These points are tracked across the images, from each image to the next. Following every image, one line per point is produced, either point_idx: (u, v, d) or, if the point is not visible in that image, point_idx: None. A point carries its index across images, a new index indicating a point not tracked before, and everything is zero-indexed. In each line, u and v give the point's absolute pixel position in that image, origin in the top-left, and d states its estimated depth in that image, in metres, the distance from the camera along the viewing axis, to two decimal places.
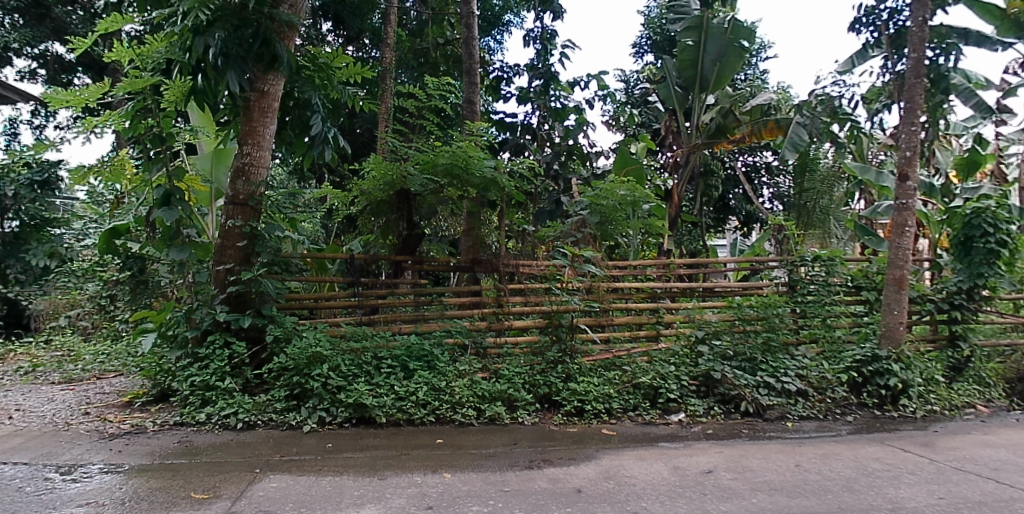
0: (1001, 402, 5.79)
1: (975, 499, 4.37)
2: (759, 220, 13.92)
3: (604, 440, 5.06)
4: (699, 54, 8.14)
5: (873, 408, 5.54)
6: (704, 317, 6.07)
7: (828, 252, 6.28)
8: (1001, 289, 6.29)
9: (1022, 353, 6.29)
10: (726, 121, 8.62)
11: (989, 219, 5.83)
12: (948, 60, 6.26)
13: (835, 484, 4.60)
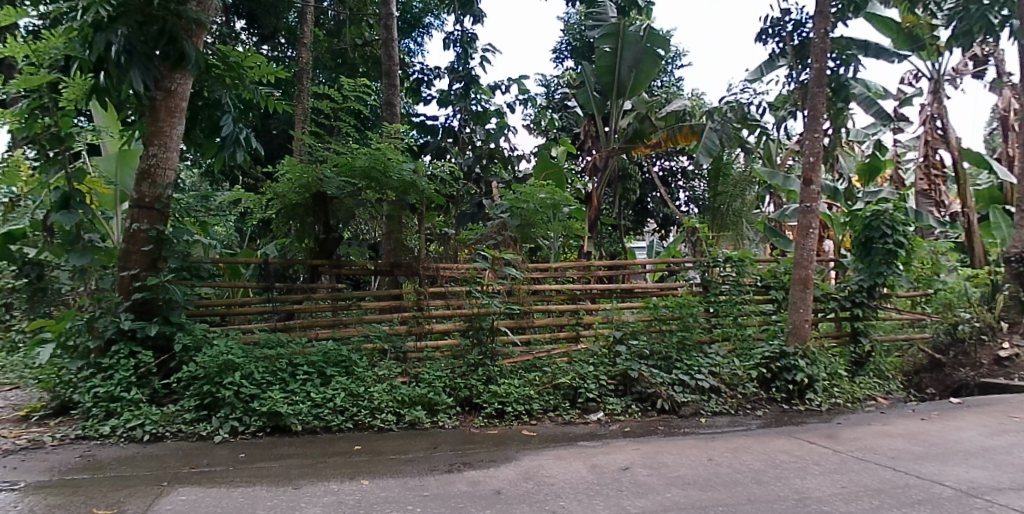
0: (898, 393, 6.15)
1: (873, 487, 4.65)
2: (675, 223, 14.26)
3: (525, 442, 5.12)
4: (616, 60, 8.24)
5: (781, 402, 5.76)
6: (622, 317, 6.17)
7: (739, 252, 6.48)
8: (898, 288, 6.73)
9: (918, 346, 6.76)
10: (643, 126, 8.92)
11: (887, 221, 6.15)
12: (848, 70, 6.26)
13: (745, 477, 4.80)
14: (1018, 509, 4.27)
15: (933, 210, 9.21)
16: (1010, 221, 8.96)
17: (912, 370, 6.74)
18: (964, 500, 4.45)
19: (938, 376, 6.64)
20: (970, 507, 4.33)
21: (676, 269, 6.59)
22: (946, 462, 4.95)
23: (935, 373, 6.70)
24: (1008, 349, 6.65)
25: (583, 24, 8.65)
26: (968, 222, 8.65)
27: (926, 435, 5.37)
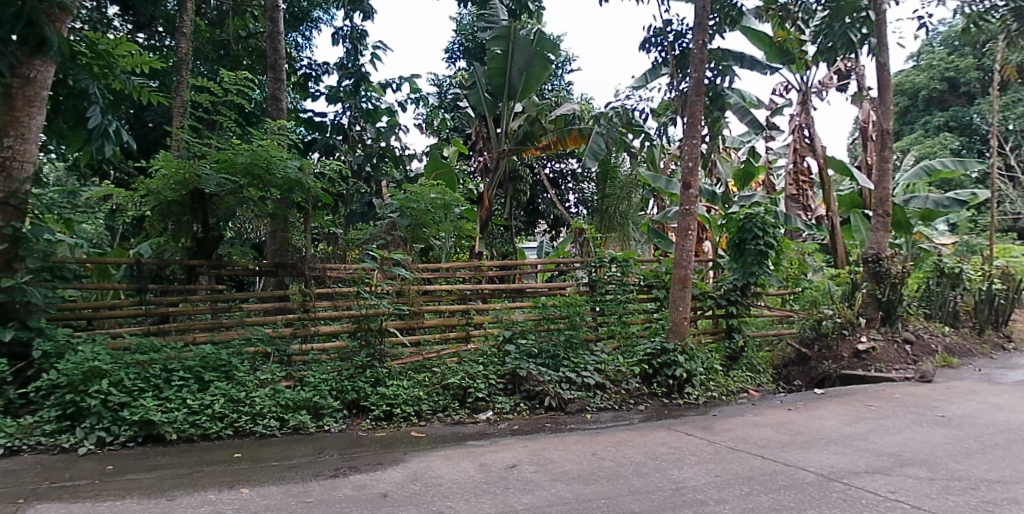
0: (768, 386, 6.59)
1: (744, 474, 4.94)
2: (564, 225, 14.41)
3: (413, 443, 5.11)
4: (506, 63, 8.32)
5: (661, 396, 6.00)
6: (512, 317, 6.29)
7: (624, 253, 6.72)
8: (770, 287, 7.41)
9: (786, 341, 7.33)
10: (533, 129, 9.11)
11: (758, 224, 6.56)
12: (723, 81, 6.49)
13: (627, 469, 4.99)
14: (871, 490, 4.65)
15: (803, 213, 9.87)
16: (867, 224, 9.98)
17: (781, 364, 7.20)
18: (825, 484, 4.79)
19: (804, 368, 7.13)
20: (830, 490, 4.66)
21: (563, 269, 6.74)
22: (809, 449, 5.31)
23: (801, 365, 7.18)
24: (864, 341, 7.16)
25: (475, 26, 8.54)
26: (831, 225, 9.55)
27: (791, 423, 5.74)
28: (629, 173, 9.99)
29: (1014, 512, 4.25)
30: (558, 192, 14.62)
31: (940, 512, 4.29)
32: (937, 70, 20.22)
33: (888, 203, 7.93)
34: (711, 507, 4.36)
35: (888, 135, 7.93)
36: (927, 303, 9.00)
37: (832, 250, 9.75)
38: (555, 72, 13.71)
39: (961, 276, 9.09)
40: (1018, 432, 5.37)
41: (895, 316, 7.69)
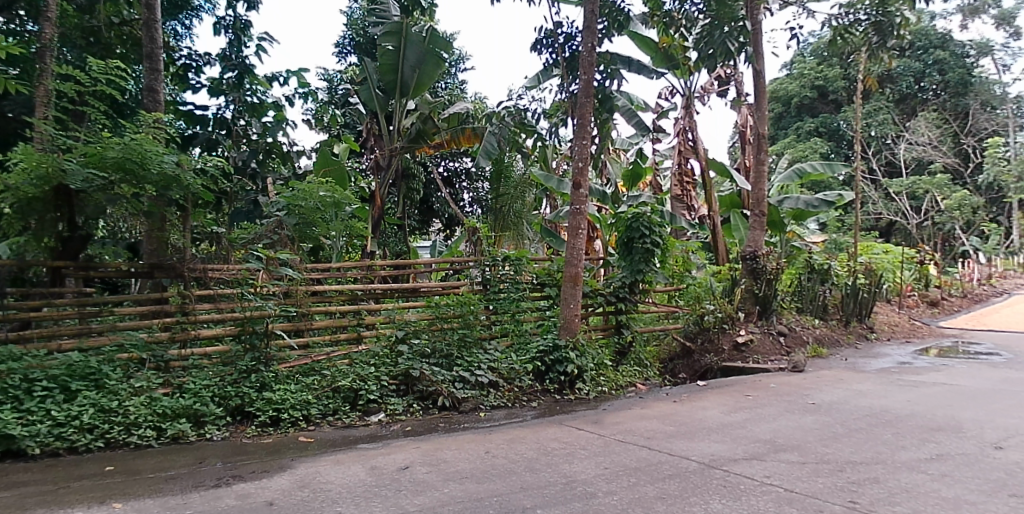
0: (654, 380, 6.92)
1: (631, 466, 5.11)
2: (459, 223, 14.20)
3: (302, 449, 5.00)
4: (398, 59, 8.28)
5: (554, 392, 6.19)
6: (404, 317, 6.27)
7: (517, 252, 6.85)
8: (657, 284, 7.66)
9: (672, 335, 7.75)
10: (425, 126, 9.34)
11: (645, 223, 6.91)
12: (612, 84, 6.68)
13: (519, 466, 5.06)
14: (749, 476, 4.91)
15: (685, 213, 10.19)
16: (746, 223, 10.30)
17: (667, 357, 7.68)
18: (707, 472, 5.01)
19: (688, 361, 7.52)
20: (711, 478, 4.89)
21: (456, 268, 6.79)
22: (692, 439, 5.54)
23: (686, 358, 7.59)
24: (743, 335, 7.60)
25: (365, 20, 8.48)
26: (713, 225, 9.90)
27: (676, 414, 6.00)
28: (522, 172, 10.30)
29: (873, 490, 4.60)
30: (452, 191, 14.44)
31: (809, 494, 4.58)
32: (808, 78, 23.28)
33: (765, 204, 8.38)
34: (600, 499, 4.48)
35: (763, 140, 8.41)
36: (798, 298, 9.55)
37: (714, 249, 10.09)
38: (449, 69, 13.38)
39: (828, 272, 9.75)
40: (879, 415, 5.81)
41: (770, 310, 8.29)
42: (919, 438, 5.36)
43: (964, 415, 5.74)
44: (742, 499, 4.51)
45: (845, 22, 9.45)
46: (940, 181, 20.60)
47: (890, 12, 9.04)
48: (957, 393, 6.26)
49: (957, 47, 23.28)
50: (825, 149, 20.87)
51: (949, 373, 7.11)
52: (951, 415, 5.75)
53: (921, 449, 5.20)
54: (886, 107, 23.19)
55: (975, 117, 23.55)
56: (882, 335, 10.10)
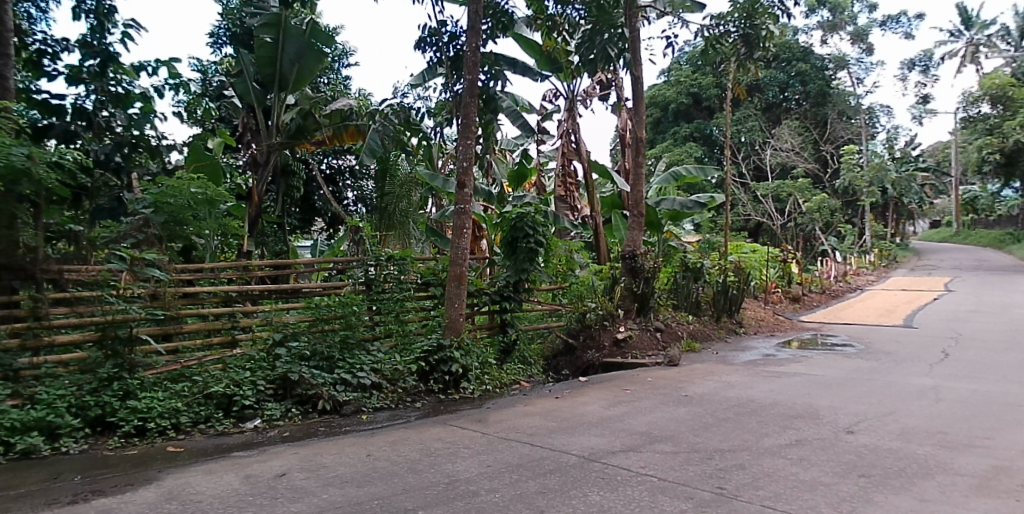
0: (537, 377, 7.31)
1: (514, 463, 5.17)
2: (343, 223, 13.28)
3: (170, 459, 4.77)
4: (276, 52, 8.07)
5: (438, 393, 6.35)
6: (283, 318, 6.19)
7: (402, 251, 6.87)
8: (541, 283, 7.97)
9: (555, 333, 8.17)
10: (306, 122, 9.57)
11: (529, 223, 7.21)
12: (497, 83, 7.02)
13: (401, 468, 5.01)
14: (626, 467, 5.07)
15: (569, 214, 10.58)
16: (625, 223, 10.82)
17: (550, 354, 8.11)
18: (586, 465, 5.14)
19: (570, 358, 8.04)
20: (590, 471, 5.02)
21: (338, 268, 6.62)
22: (574, 433, 5.67)
23: (568, 355, 8.09)
24: (622, 331, 8.11)
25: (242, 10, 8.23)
26: (595, 224, 10.28)
27: (557, 410, 6.15)
28: (407, 171, 10.34)
29: (739, 476, 4.87)
30: (335, 189, 13.60)
31: (681, 482, 4.78)
32: (683, 86, 24.98)
33: (642, 204, 8.77)
34: (483, 497, 4.50)
35: (641, 144, 8.85)
36: (674, 295, 10.03)
37: (596, 248, 10.41)
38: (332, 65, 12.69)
39: (702, 270, 10.10)
40: (745, 405, 6.16)
41: (648, 307, 8.73)
42: (781, 425, 5.70)
43: (820, 403, 6.19)
44: (619, 490, 4.65)
45: (716, 33, 10.09)
46: (801, 185, 22.04)
47: (757, 25, 9.74)
48: (814, 384, 6.77)
49: (816, 59, 25.95)
50: (700, 153, 22.40)
51: (807, 365, 7.71)
52: (809, 403, 6.19)
53: (782, 435, 5.53)
54: (754, 114, 25.02)
55: (833, 126, 25.93)
56: (750, 329, 10.79)
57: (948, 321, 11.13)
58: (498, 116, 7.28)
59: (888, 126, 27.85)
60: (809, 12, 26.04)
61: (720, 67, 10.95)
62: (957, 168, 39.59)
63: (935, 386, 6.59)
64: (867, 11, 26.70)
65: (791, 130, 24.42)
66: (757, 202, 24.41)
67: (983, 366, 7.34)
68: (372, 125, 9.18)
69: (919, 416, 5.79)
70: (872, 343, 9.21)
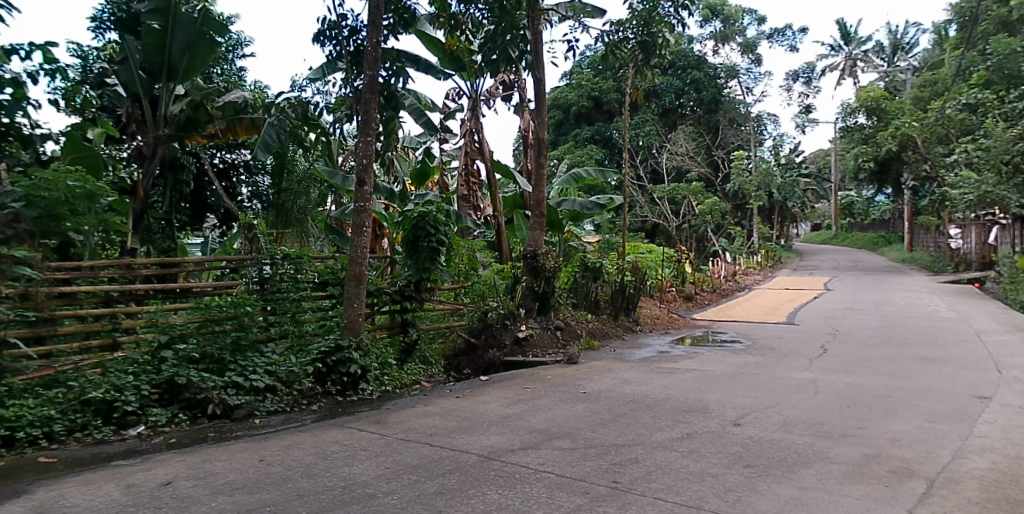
0: (437, 376, 7.43)
1: (413, 464, 5.10)
2: (236, 220, 12.31)
3: (42, 470, 4.43)
4: (165, 39, 7.85)
5: (336, 395, 6.27)
6: (169, 320, 5.88)
7: (298, 250, 6.70)
8: (443, 282, 8.12)
9: (456, 333, 8.28)
10: (196, 114, 9.00)
11: (431, 222, 7.37)
12: (399, 81, 7.18)
13: (296, 472, 4.86)
14: (524, 465, 5.10)
15: (473, 214, 10.34)
16: (526, 223, 11.31)
17: (452, 353, 8.22)
18: (485, 464, 5.13)
19: (472, 356, 8.14)
20: (489, 470, 5.01)
21: (231, 267, 6.43)
22: (474, 433, 5.66)
23: (470, 354, 8.17)
24: (523, 330, 8.34)
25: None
26: (498, 224, 10.30)
27: (457, 409, 6.17)
28: (305, 167, 10.15)
29: (633, 470, 4.99)
30: (228, 185, 12.27)
31: (578, 477, 4.86)
32: (585, 90, 25.85)
33: (543, 205, 9.17)
34: (380, 499, 4.41)
35: (543, 145, 9.13)
36: (574, 294, 10.30)
37: (499, 248, 10.47)
38: (226, 55, 11.81)
39: (600, 270, 10.41)
40: (640, 401, 6.35)
41: (548, 306, 8.99)
42: (673, 419, 5.90)
43: (710, 397, 6.45)
44: (518, 488, 4.67)
45: (615, 39, 10.54)
46: (695, 189, 23.17)
47: (653, 33, 10.24)
48: (704, 379, 7.06)
49: (709, 68, 27.29)
50: (600, 155, 23.50)
51: (697, 361, 8.07)
52: (700, 398, 6.44)
53: (674, 429, 5.71)
54: (652, 119, 26.07)
55: (724, 133, 27.79)
56: (645, 327, 11.21)
57: (825, 317, 11.93)
58: (399, 112, 7.44)
59: (776, 134, 29.75)
60: (703, 22, 27.35)
61: (620, 71, 11.37)
62: (837, 175, 42.66)
63: (813, 379, 7.01)
64: (756, 23, 28.33)
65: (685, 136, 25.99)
66: (654, 205, 25.18)
67: (855, 360, 7.90)
68: (269, 117, 8.88)
69: (800, 407, 6.12)
70: (757, 339, 9.73)
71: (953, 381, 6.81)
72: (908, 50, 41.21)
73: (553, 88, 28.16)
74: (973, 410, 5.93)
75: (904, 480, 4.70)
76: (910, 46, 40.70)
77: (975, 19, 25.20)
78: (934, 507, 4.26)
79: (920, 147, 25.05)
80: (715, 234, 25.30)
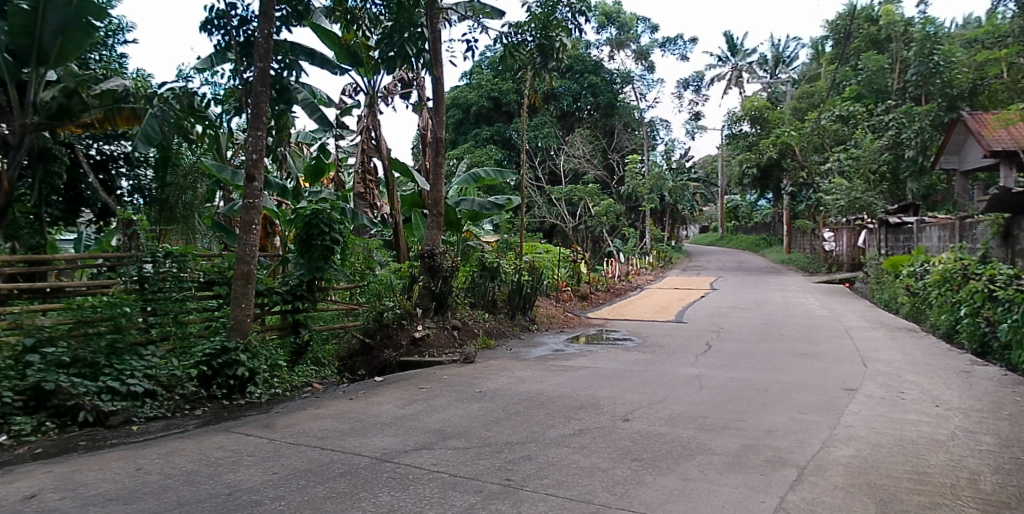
0: (330, 377, 7.56)
1: (303, 468, 4.96)
2: (114, 216, 11.44)
3: None
4: (35, 20, 7.31)
5: (221, 398, 6.13)
6: (36, 322, 5.46)
7: (183, 247, 6.43)
8: (338, 282, 8.04)
9: (350, 334, 8.34)
10: (70, 102, 8.40)
11: (326, 220, 7.38)
12: (290, 74, 7.21)
13: (177, 480, 4.63)
14: (417, 465, 5.06)
15: (369, 212, 11.13)
16: (425, 222, 10.62)
17: (346, 354, 8.34)
18: (377, 466, 5.05)
19: (367, 357, 8.34)
20: (381, 472, 4.92)
21: (109, 264, 6.08)
22: (367, 434, 5.59)
23: (365, 354, 8.38)
24: (420, 329, 8.58)
25: None
26: (396, 223, 10.48)
27: (348, 411, 6.11)
28: (192, 161, 9.80)
29: (526, 467, 5.04)
30: (104, 178, 11.25)
31: (471, 476, 4.86)
32: (484, 90, 26.11)
33: (441, 204, 9.33)
34: (266, 506, 4.26)
35: (441, 144, 9.32)
36: (472, 294, 10.57)
37: (396, 246, 10.61)
38: (104, 40, 11.00)
39: (497, 269, 10.79)
40: (534, 399, 6.45)
41: (445, 306, 9.31)
42: (566, 416, 6.02)
43: (601, 393, 6.64)
44: (410, 489, 4.62)
45: (514, 41, 10.76)
46: (591, 191, 23.57)
47: (551, 37, 10.55)
48: (596, 376, 7.27)
49: (605, 73, 28.10)
50: (500, 155, 23.83)
51: (590, 359, 8.30)
52: (592, 395, 6.61)
53: (567, 426, 5.83)
54: (550, 121, 26.40)
55: (618, 137, 28.83)
56: (541, 325, 11.57)
57: (710, 315, 12.58)
58: (291, 107, 7.48)
59: (668, 139, 31.13)
60: (599, 29, 28.10)
61: (518, 74, 11.62)
62: (724, 179, 45.19)
63: (698, 375, 7.35)
64: (649, 31, 29.35)
65: (582, 138, 26.64)
66: (551, 206, 25.53)
67: (737, 355, 8.35)
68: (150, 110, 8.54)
69: (686, 402, 6.39)
70: (649, 337, 10.13)
71: (824, 374, 7.33)
72: (789, 63, 44.15)
73: (453, 86, 28.19)
74: (840, 401, 6.37)
75: (779, 469, 4.98)
76: (789, 59, 43.91)
77: (847, 37, 27.31)
78: (804, 493, 4.53)
79: (798, 153, 27.14)
80: (609, 235, 25.86)
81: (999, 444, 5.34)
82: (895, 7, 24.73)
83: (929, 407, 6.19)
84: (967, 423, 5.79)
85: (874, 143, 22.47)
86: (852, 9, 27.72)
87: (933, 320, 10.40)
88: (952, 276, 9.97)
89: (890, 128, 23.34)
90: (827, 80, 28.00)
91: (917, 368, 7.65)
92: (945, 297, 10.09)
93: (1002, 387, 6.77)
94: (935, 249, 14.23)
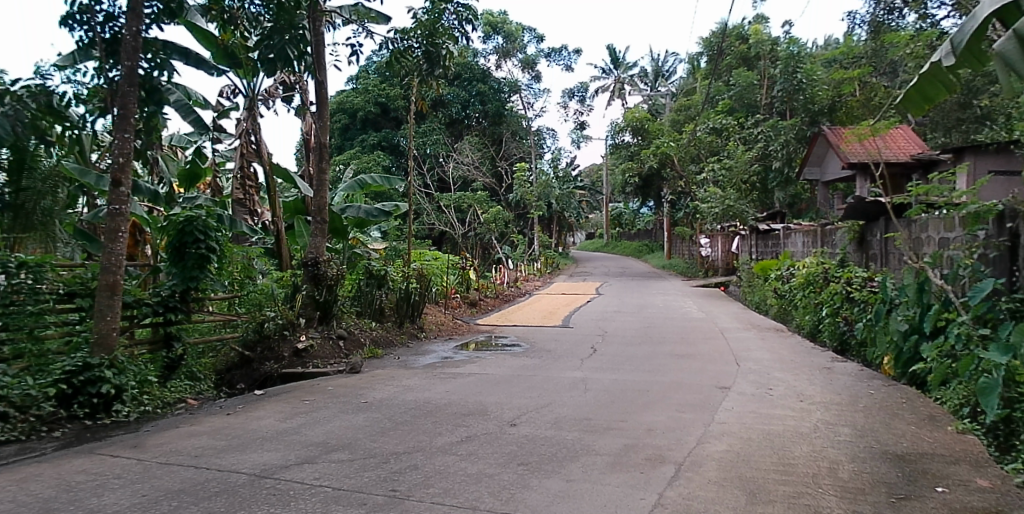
0: (206, 391, 7.34)
1: (175, 488, 4.71)
2: None
3: None
4: None
5: (84, 418, 5.76)
6: None
7: (38, 256, 6.08)
8: (214, 293, 7.81)
9: (228, 346, 8.06)
10: None
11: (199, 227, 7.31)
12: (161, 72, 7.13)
13: (31, 508, 4.29)
14: (300, 481, 4.91)
15: (248, 219, 10.95)
16: (306, 229, 10.99)
17: (224, 367, 8.20)
18: (256, 482, 4.86)
19: (247, 370, 8.12)
20: (260, 488, 4.74)
21: None
22: (246, 451, 5.39)
23: (244, 367, 8.17)
24: (303, 340, 8.41)
25: None
26: (276, 230, 10.08)
27: (225, 427, 5.89)
28: (52, 163, 8.74)
29: (412, 476, 5.00)
30: None
31: (356, 489, 4.77)
32: (371, 96, 25.97)
33: (324, 211, 9.16)
34: None
35: (323, 149, 9.14)
36: (358, 302, 10.42)
37: (278, 254, 10.22)
38: None
39: (384, 277, 10.73)
40: (421, 407, 6.46)
41: (330, 315, 9.19)
42: (454, 424, 6.05)
43: (489, 399, 6.71)
44: (291, 504, 4.48)
45: (400, 47, 10.74)
46: (480, 198, 24.21)
47: (437, 44, 10.57)
48: (484, 383, 7.35)
49: (493, 81, 28.49)
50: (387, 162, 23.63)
51: (476, 365, 8.40)
52: (480, 401, 6.68)
53: (454, 433, 5.86)
54: (438, 128, 26.49)
55: (507, 145, 29.48)
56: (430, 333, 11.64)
57: (595, 319, 13.06)
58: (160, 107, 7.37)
59: (556, 147, 32.01)
60: (486, 38, 28.33)
61: (406, 80, 11.57)
62: (609, 186, 47.11)
63: (583, 378, 7.58)
64: (534, 42, 29.94)
65: (470, 146, 26.78)
66: (441, 213, 25.40)
67: (619, 358, 8.68)
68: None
69: (571, 405, 6.57)
70: (536, 342, 10.34)
71: (700, 374, 7.73)
72: (669, 76, 46.46)
73: (340, 92, 27.69)
74: (714, 399, 6.74)
75: (658, 466, 5.19)
76: (670, 72, 46.23)
77: (720, 54, 28.97)
78: (680, 488, 4.74)
79: (677, 165, 29.74)
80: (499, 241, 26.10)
81: (855, 434, 5.79)
82: (761, 27, 26.63)
83: (795, 402, 6.64)
84: (828, 416, 6.25)
85: (745, 154, 24.09)
86: (724, 28, 29.47)
87: (799, 321, 11.21)
88: (814, 278, 10.77)
89: (758, 140, 24.78)
90: (701, 94, 29.76)
91: (783, 365, 8.21)
92: (809, 298, 10.94)
93: (857, 381, 7.38)
94: (800, 253, 15.28)
